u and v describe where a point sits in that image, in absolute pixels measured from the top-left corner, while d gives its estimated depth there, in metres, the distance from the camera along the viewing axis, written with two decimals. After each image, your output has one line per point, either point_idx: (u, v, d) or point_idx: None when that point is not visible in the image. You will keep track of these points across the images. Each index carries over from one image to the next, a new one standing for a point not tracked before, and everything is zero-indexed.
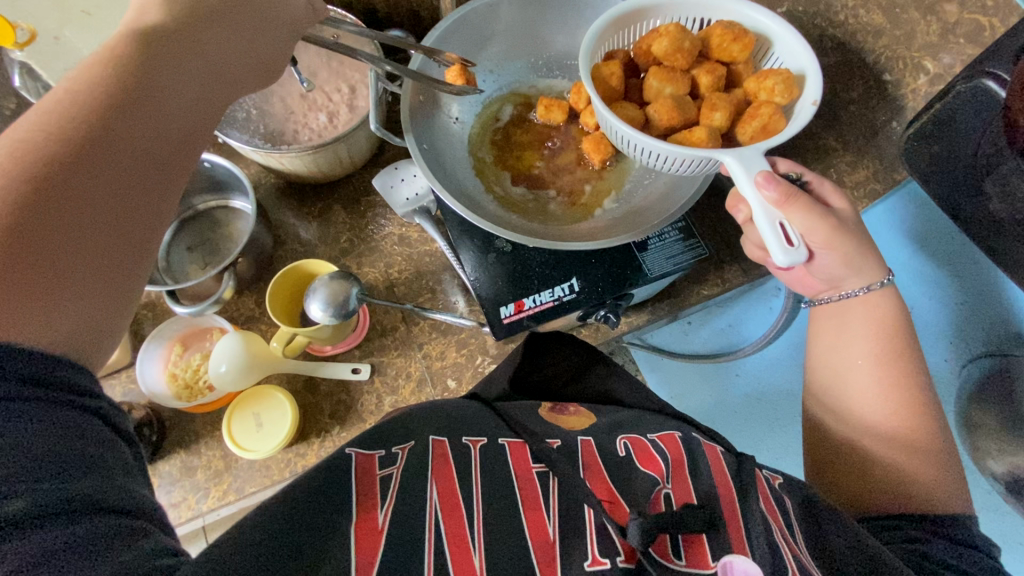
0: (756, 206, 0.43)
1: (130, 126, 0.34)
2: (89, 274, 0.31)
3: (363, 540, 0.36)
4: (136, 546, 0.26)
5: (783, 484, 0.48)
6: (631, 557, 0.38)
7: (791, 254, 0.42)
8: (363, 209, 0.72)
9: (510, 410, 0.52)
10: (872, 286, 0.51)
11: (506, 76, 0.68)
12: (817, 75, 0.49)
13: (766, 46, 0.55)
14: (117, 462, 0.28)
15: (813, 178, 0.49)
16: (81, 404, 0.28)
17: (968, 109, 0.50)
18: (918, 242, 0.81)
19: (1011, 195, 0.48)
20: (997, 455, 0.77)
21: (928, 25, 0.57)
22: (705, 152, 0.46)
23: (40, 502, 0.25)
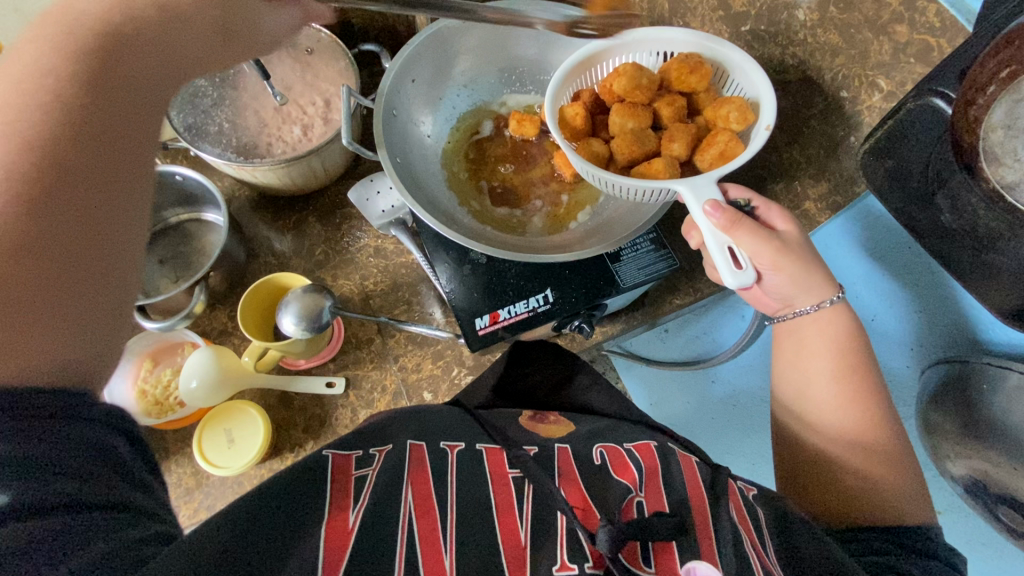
0: (705, 232, 0.45)
1: (92, 150, 0.35)
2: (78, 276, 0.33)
3: (332, 538, 0.36)
4: (126, 540, 0.29)
5: (758, 495, 0.48)
6: (599, 564, 0.38)
7: (740, 277, 0.44)
8: (339, 222, 0.72)
9: (489, 416, 0.53)
10: (822, 304, 0.53)
11: (480, 91, 0.69)
12: (770, 101, 0.50)
13: (725, 75, 0.56)
14: (116, 463, 0.30)
15: (761, 203, 0.50)
16: (90, 414, 0.30)
17: (924, 123, 0.51)
18: (876, 255, 0.83)
19: (960, 208, 0.50)
20: (954, 458, 0.79)
21: (881, 44, 0.61)
22: (660, 183, 0.47)
23: (29, 498, 0.27)
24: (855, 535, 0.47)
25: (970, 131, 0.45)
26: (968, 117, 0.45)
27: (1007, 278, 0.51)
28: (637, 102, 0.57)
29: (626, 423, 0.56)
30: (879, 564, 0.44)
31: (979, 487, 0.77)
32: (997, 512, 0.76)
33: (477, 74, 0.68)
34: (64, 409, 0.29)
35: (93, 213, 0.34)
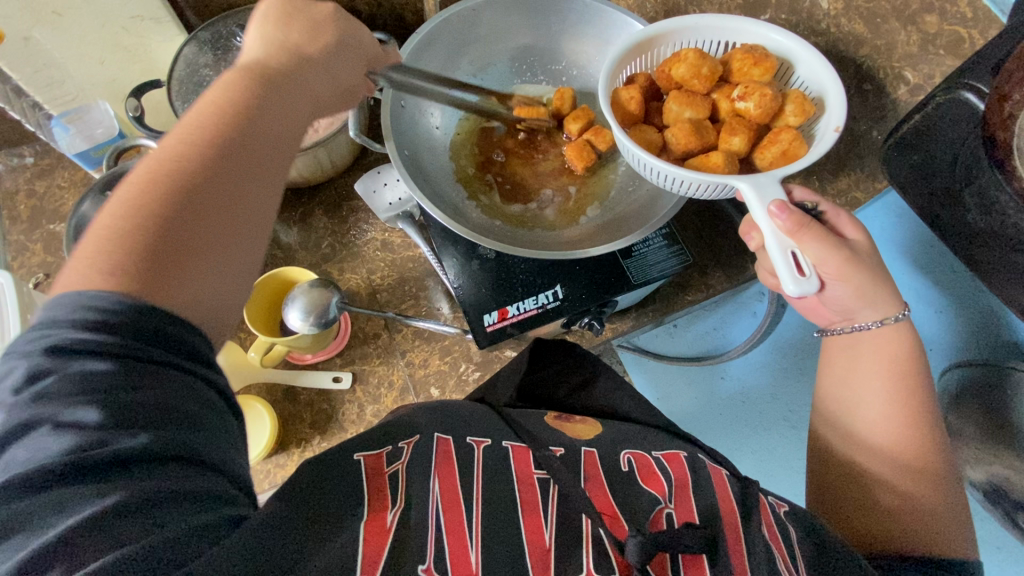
0: (768, 233, 0.43)
1: (249, 150, 0.37)
2: (217, 273, 0.34)
3: (371, 535, 0.36)
4: (212, 509, 0.29)
5: (788, 513, 0.47)
6: (626, 571, 0.38)
7: (802, 285, 0.42)
8: (345, 214, 0.71)
9: (513, 415, 0.52)
10: (886, 320, 0.51)
11: (490, 80, 0.67)
12: (841, 100, 0.49)
13: (788, 69, 0.54)
14: (220, 425, 0.32)
15: (830, 209, 0.49)
16: (200, 374, 0.32)
17: (952, 118, 0.49)
18: (904, 249, 0.81)
19: (988, 206, 0.49)
20: (974, 464, 0.77)
21: (908, 34, 0.57)
22: (719, 178, 0.46)
23: (147, 449, 0.28)
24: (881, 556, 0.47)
25: (1003, 126, 0.43)
26: (1002, 113, 0.43)
27: None
28: (695, 91, 0.56)
29: (651, 430, 0.55)
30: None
31: (998, 492, 0.75)
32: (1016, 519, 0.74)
33: (486, 63, 0.66)
34: (187, 368, 0.31)
35: (243, 186, 0.36)
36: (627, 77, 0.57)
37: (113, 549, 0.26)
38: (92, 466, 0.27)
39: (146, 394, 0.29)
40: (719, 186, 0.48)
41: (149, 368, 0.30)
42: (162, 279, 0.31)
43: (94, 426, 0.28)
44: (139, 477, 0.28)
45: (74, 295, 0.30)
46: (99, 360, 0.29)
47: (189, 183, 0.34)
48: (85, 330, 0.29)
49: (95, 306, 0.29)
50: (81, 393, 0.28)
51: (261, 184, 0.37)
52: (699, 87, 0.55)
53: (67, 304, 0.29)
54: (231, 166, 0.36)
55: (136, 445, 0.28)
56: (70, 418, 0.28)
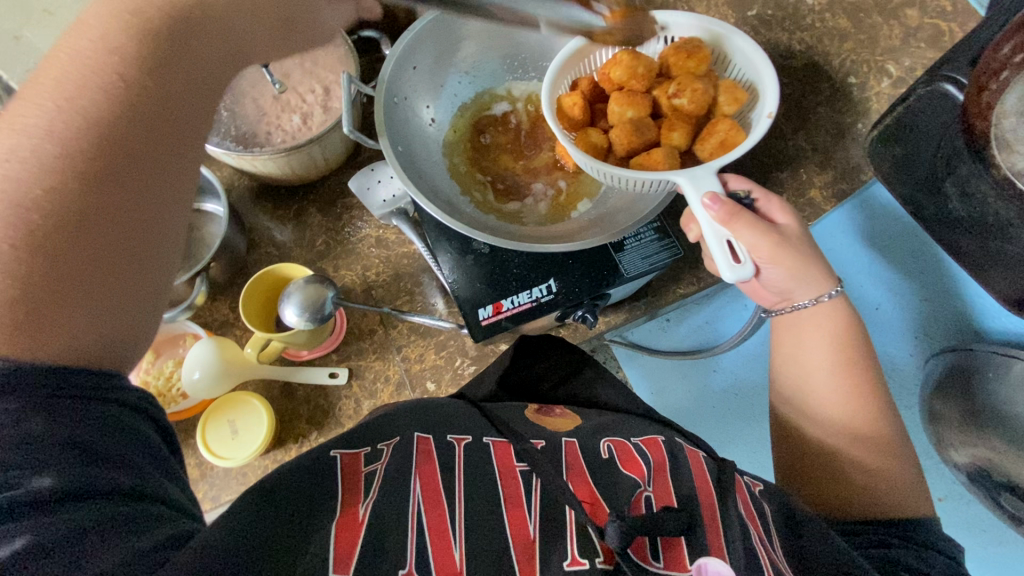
0: (704, 224, 0.45)
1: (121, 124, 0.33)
2: (97, 280, 0.32)
3: (342, 535, 0.36)
4: (160, 529, 0.29)
5: (763, 490, 0.48)
6: (610, 559, 0.39)
7: (738, 272, 0.44)
8: (340, 211, 0.71)
9: (498, 411, 0.53)
10: (821, 298, 0.52)
11: (482, 78, 0.68)
12: (773, 86, 0.50)
13: (725, 59, 0.56)
14: (145, 449, 0.31)
15: (761, 196, 0.50)
16: (109, 399, 0.31)
17: (929, 113, 0.51)
18: (875, 247, 0.83)
19: (968, 195, 0.50)
20: (958, 447, 0.79)
21: (890, 29, 0.60)
22: (658, 174, 0.47)
23: (62, 485, 0.27)
24: (852, 527, 0.48)
25: (980, 117, 0.44)
26: (980, 104, 0.44)
27: (1016, 266, 0.51)
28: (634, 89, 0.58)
29: (637, 417, 0.57)
30: (877, 556, 0.45)
31: (982, 475, 0.77)
32: (999, 499, 0.76)
33: (479, 61, 0.67)
34: (103, 395, 0.31)
35: (138, 180, 0.34)
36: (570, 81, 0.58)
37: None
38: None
39: (49, 427, 0.28)
40: (660, 181, 0.49)
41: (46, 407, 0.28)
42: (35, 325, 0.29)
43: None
44: (59, 514, 0.27)
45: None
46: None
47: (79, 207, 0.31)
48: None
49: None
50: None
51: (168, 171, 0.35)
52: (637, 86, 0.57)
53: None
54: (135, 174, 0.33)
55: (44, 488, 0.27)
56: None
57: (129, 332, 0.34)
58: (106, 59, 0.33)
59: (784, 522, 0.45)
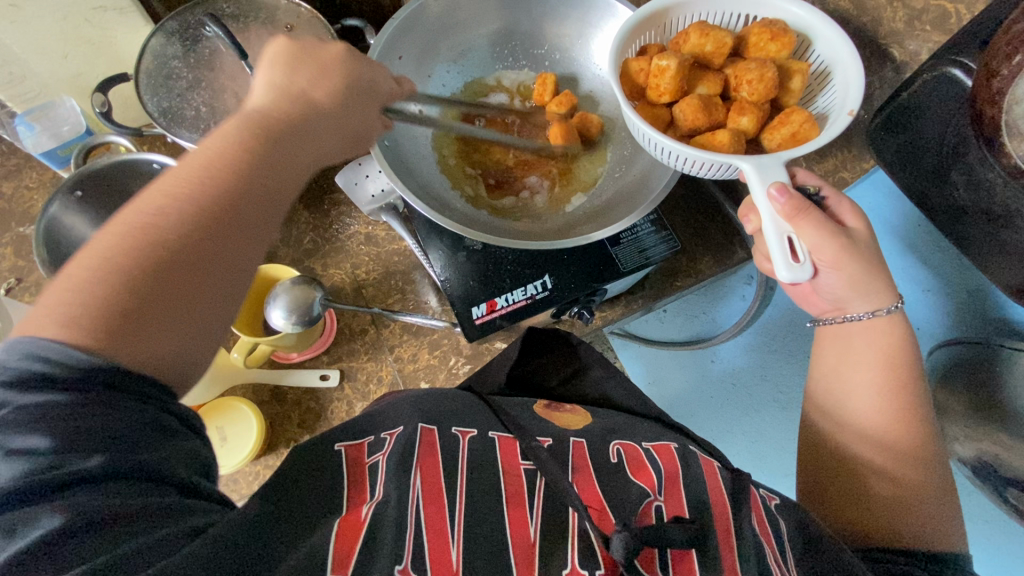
0: (766, 216, 0.42)
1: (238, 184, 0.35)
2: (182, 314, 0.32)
3: (345, 532, 0.35)
4: (189, 517, 0.30)
5: (780, 505, 0.47)
6: (611, 570, 0.37)
7: (795, 271, 0.42)
8: (327, 208, 0.69)
9: (504, 404, 0.52)
10: (877, 312, 0.51)
11: (471, 67, 0.66)
12: (860, 76, 0.47)
13: (806, 44, 0.53)
14: (186, 450, 0.32)
15: (832, 194, 0.49)
16: (162, 403, 0.32)
17: (937, 96, 0.49)
18: (890, 230, 0.81)
19: (976, 184, 0.49)
20: (965, 439, 0.79)
21: (894, 11, 0.56)
22: (723, 156, 0.45)
23: (112, 465, 0.29)
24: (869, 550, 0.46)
25: (991, 103, 0.42)
26: (991, 90, 0.42)
27: (1019, 256, 0.50)
28: (710, 64, 0.55)
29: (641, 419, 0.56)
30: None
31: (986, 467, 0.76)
32: (1004, 494, 0.75)
33: (467, 49, 0.65)
34: (158, 401, 0.32)
35: (232, 245, 0.35)
36: (640, 47, 0.55)
37: (77, 566, 0.26)
38: (53, 488, 0.28)
39: (108, 417, 0.29)
40: (723, 165, 0.47)
41: (106, 401, 0.29)
42: (116, 350, 0.30)
43: (50, 450, 0.28)
44: (103, 493, 0.28)
45: (27, 341, 0.29)
46: (47, 391, 0.28)
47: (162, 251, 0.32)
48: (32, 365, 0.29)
49: (55, 351, 0.29)
50: (33, 419, 0.28)
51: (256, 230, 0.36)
52: (714, 61, 0.54)
53: (19, 349, 0.29)
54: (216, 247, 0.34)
55: (96, 466, 0.28)
56: (20, 444, 0.28)
57: (184, 369, 0.33)
58: (230, 138, 0.36)
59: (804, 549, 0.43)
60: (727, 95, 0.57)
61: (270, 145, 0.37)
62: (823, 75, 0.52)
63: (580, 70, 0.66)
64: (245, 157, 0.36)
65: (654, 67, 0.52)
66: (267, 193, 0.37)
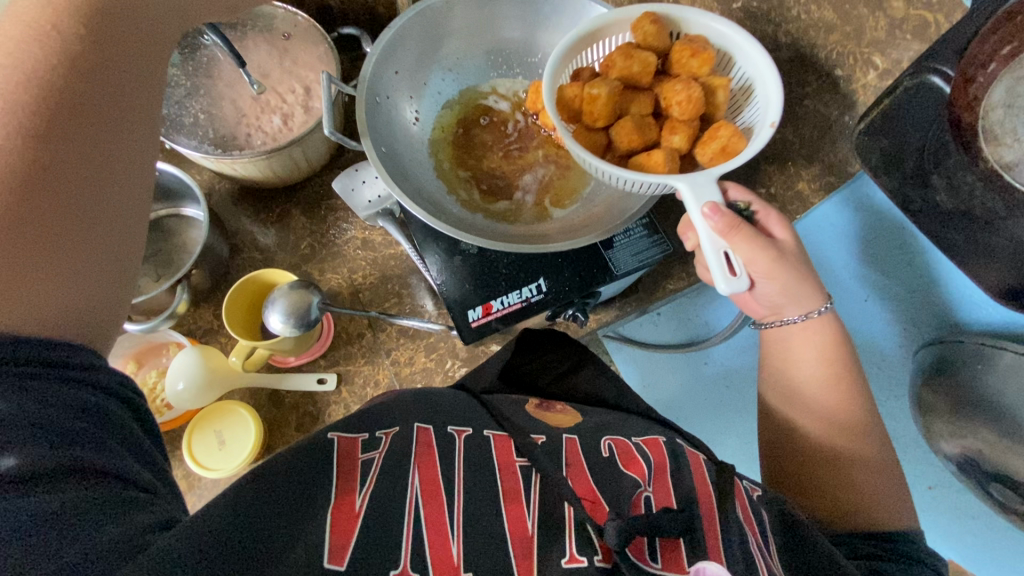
0: (703, 234, 0.44)
1: (85, 100, 0.34)
2: (66, 246, 0.33)
3: (339, 522, 0.36)
4: (125, 515, 0.28)
5: (762, 495, 0.48)
6: (608, 558, 0.38)
7: (733, 284, 0.44)
8: (324, 214, 0.70)
9: (495, 402, 0.52)
10: (810, 313, 0.52)
11: (466, 76, 0.67)
12: (778, 88, 0.49)
13: (730, 59, 0.54)
14: (121, 436, 0.31)
15: (761, 209, 0.50)
16: (87, 383, 0.31)
17: (917, 104, 0.51)
18: (861, 240, 0.82)
19: (956, 188, 0.50)
20: (948, 437, 0.80)
21: (876, 20, 0.58)
22: (659, 178, 0.46)
23: (32, 463, 0.27)
24: (844, 538, 0.48)
25: (968, 108, 0.44)
26: (967, 95, 0.44)
27: (999, 257, 0.52)
28: (639, 84, 0.56)
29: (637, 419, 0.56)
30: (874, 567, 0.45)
31: (972, 465, 0.79)
32: (989, 488, 0.78)
33: (462, 57, 0.66)
34: (67, 371, 0.31)
35: (88, 170, 0.34)
36: (571, 73, 0.57)
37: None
38: None
39: (22, 410, 0.28)
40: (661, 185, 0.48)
41: (12, 388, 0.28)
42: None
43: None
44: (27, 497, 0.27)
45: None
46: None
47: (28, 168, 0.32)
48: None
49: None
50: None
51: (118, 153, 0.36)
52: (641, 81, 0.55)
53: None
54: (72, 158, 0.34)
55: (13, 467, 0.27)
56: None
57: (100, 294, 0.35)
58: (33, 40, 0.33)
59: (783, 531, 0.45)
60: (660, 113, 0.57)
61: (115, 20, 0.36)
62: (747, 88, 0.53)
63: None
64: (66, 44, 0.34)
65: (586, 95, 0.53)
66: (112, 92, 0.36)
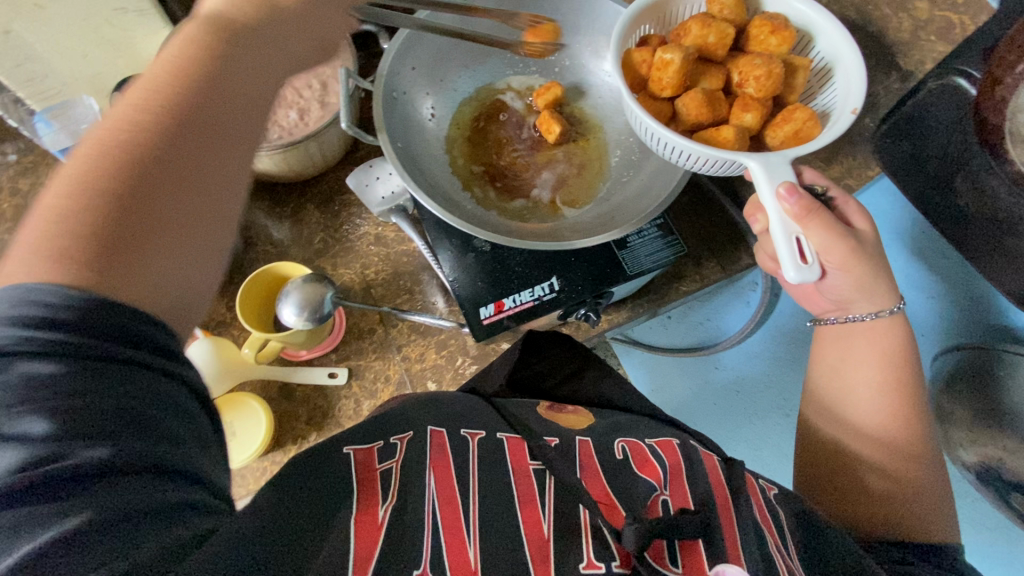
0: (774, 217, 0.43)
1: (219, 109, 0.34)
2: (174, 241, 0.31)
3: (362, 532, 0.34)
4: (175, 526, 0.25)
5: (777, 495, 0.48)
6: (627, 563, 0.38)
7: (802, 271, 0.42)
8: (338, 209, 0.70)
9: (511, 406, 0.52)
10: (881, 313, 0.52)
11: (483, 73, 0.67)
12: (861, 71, 0.49)
13: (806, 41, 0.55)
14: (198, 438, 0.29)
15: (838, 195, 0.49)
16: (171, 375, 0.29)
17: (944, 104, 0.50)
18: (899, 237, 0.83)
19: (980, 191, 0.50)
20: (968, 446, 0.79)
21: (900, 21, 0.59)
22: (729, 154, 0.45)
23: (109, 459, 0.25)
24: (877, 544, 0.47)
25: (995, 111, 0.44)
26: (994, 98, 0.43)
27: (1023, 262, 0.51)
28: (714, 58, 0.56)
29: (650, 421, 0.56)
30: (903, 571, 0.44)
31: (990, 474, 0.77)
32: (1009, 498, 0.76)
33: (479, 55, 0.66)
34: (156, 366, 0.28)
35: (191, 171, 0.32)
36: (640, 40, 0.56)
37: None
38: (44, 483, 0.24)
39: (94, 402, 0.25)
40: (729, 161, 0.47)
41: (103, 371, 0.26)
42: (115, 272, 0.28)
43: (46, 437, 0.24)
44: (95, 496, 0.24)
45: (13, 287, 0.26)
46: (47, 358, 0.25)
47: (155, 155, 0.31)
48: (32, 314, 0.26)
49: (46, 293, 0.26)
50: (24, 398, 0.24)
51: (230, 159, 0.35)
52: (717, 53, 0.55)
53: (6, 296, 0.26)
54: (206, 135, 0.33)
55: (93, 462, 0.25)
56: (14, 430, 0.24)
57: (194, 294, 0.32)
58: (185, 56, 0.34)
59: (799, 532, 0.44)
60: (730, 91, 0.57)
61: (237, 41, 0.36)
62: (824, 72, 0.53)
63: (586, 78, 0.68)
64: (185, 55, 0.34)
65: (658, 59, 0.52)
66: (237, 108, 0.35)
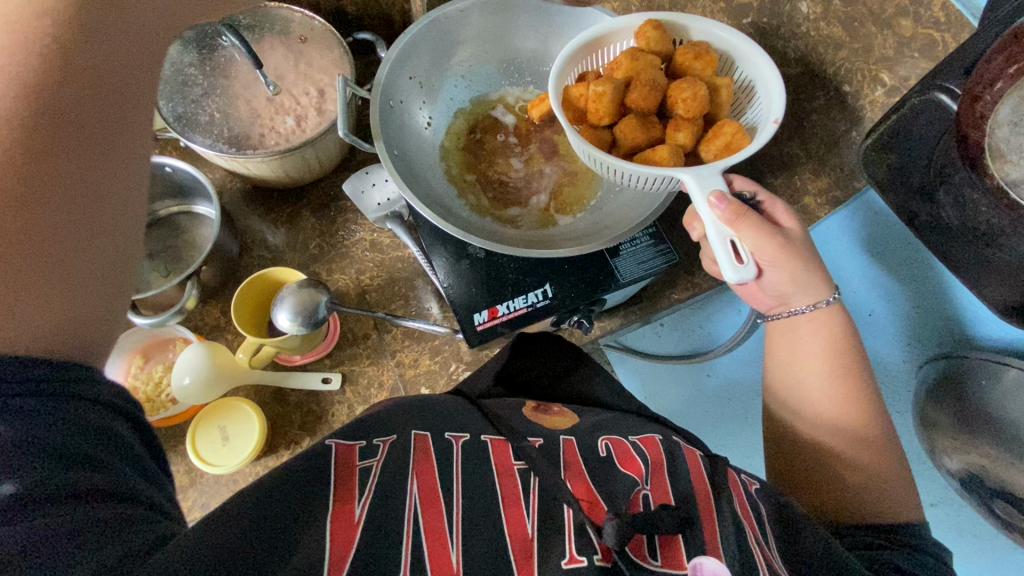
0: (708, 223, 0.44)
1: (71, 109, 0.33)
2: (87, 257, 0.32)
3: (338, 534, 0.35)
4: (119, 540, 0.26)
5: (759, 489, 0.49)
6: (608, 556, 0.38)
7: (740, 271, 0.43)
8: (333, 215, 0.70)
9: (495, 408, 0.52)
10: (817, 303, 0.53)
11: (477, 82, 0.68)
12: (779, 83, 0.50)
13: (729, 62, 0.56)
14: (117, 448, 0.29)
15: (766, 198, 0.51)
16: (73, 389, 0.29)
17: (924, 120, 0.53)
18: (869, 250, 0.84)
19: (961, 204, 0.51)
20: (951, 453, 0.80)
21: (885, 38, 0.61)
22: (662, 170, 0.47)
23: (26, 487, 0.25)
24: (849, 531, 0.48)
25: (975, 126, 0.45)
26: (974, 113, 0.45)
27: (1001, 273, 0.53)
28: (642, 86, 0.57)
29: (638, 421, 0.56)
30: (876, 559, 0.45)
31: (976, 481, 0.79)
32: (992, 506, 0.78)
33: (475, 65, 0.67)
34: (66, 384, 0.28)
35: (78, 185, 0.32)
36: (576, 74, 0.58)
37: None
38: None
39: (5, 431, 0.25)
40: (665, 178, 0.49)
41: (5, 400, 0.26)
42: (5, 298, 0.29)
43: None
44: (25, 523, 0.24)
45: None
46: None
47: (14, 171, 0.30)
48: None
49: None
50: None
51: (97, 164, 0.34)
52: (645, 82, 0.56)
53: None
54: (77, 143, 0.32)
55: (11, 491, 0.24)
56: None
57: (108, 305, 0.33)
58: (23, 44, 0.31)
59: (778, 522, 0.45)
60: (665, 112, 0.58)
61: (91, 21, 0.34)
62: (750, 87, 0.55)
63: None
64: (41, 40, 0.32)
65: (591, 93, 0.53)
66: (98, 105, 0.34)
